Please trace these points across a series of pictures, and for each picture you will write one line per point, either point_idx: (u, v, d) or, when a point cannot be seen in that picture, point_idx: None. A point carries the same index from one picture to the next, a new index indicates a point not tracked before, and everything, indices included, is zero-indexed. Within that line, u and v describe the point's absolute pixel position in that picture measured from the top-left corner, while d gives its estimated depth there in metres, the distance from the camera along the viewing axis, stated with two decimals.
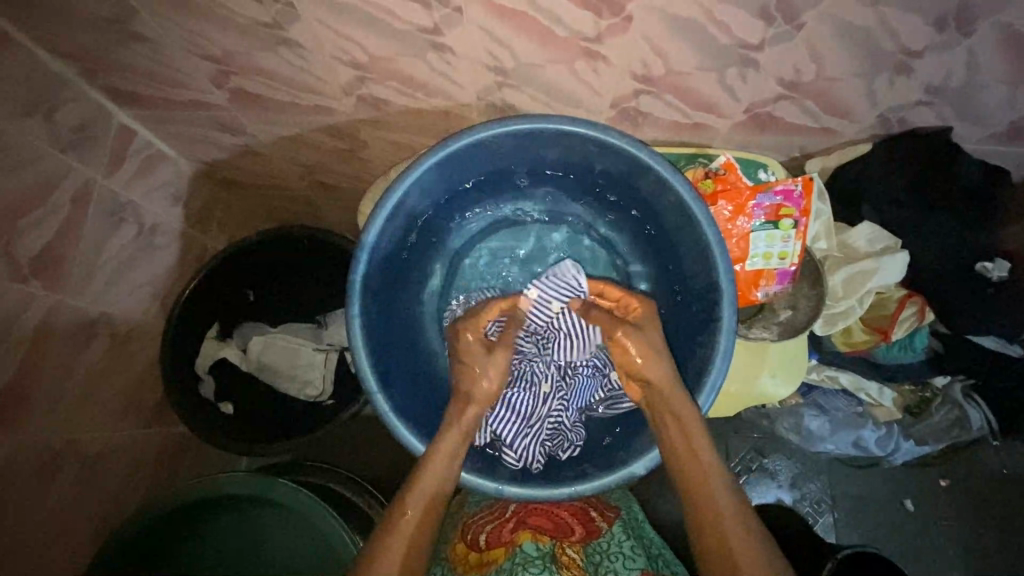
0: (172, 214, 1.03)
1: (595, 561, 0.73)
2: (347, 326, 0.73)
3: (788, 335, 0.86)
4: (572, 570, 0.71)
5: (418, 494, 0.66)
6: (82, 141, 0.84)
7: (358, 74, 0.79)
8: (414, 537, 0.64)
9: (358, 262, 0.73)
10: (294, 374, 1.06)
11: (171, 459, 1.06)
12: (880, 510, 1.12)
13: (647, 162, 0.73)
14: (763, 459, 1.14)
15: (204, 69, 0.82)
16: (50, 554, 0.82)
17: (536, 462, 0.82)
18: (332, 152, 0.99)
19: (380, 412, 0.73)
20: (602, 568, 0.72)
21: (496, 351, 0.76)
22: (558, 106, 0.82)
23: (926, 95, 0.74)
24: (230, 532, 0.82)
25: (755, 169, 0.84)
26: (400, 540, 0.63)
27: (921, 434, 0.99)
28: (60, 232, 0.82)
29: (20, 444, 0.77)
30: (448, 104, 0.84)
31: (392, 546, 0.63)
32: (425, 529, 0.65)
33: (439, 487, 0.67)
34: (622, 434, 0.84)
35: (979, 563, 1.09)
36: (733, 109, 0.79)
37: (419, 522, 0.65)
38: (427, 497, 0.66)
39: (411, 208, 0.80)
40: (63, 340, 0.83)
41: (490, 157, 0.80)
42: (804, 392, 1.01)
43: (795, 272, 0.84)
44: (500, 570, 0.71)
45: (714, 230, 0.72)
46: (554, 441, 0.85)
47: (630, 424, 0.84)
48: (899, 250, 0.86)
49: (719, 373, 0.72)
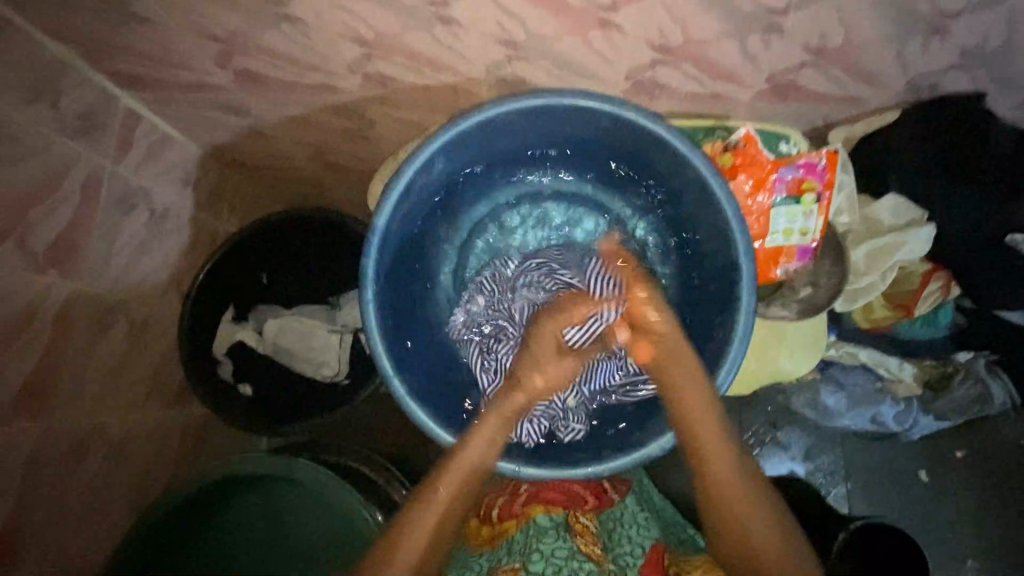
0: (181, 198, 1.02)
1: (609, 527, 0.74)
2: (361, 310, 0.73)
3: (807, 313, 0.84)
4: (586, 537, 0.71)
5: (462, 459, 0.68)
6: (88, 126, 0.83)
7: (363, 51, 0.77)
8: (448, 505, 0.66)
9: (371, 245, 0.73)
10: (310, 356, 1.07)
11: (192, 441, 1.07)
12: (894, 480, 1.12)
13: (663, 136, 0.71)
14: (775, 432, 1.12)
15: (205, 49, 0.80)
16: (74, 534, 0.84)
17: (531, 439, 0.81)
18: (339, 132, 0.97)
19: (396, 397, 0.72)
20: (616, 534, 0.72)
21: (567, 357, 0.76)
22: (572, 80, 0.79)
23: (959, 59, 0.71)
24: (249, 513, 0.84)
25: (776, 141, 0.81)
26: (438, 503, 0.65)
27: (942, 410, 0.97)
28: (73, 219, 0.81)
29: (46, 431, 0.79)
30: (456, 80, 0.81)
31: (428, 513, 0.65)
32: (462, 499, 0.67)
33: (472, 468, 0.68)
34: (634, 423, 0.82)
35: (992, 531, 1.09)
36: (754, 78, 0.76)
37: (452, 492, 0.66)
38: (457, 478, 0.67)
39: (422, 189, 0.79)
40: (82, 327, 0.84)
41: (497, 135, 0.78)
42: (821, 367, 1.00)
43: (816, 248, 0.82)
44: (513, 539, 0.71)
45: (733, 206, 0.70)
46: (551, 421, 0.84)
47: (640, 418, 0.83)
48: (926, 223, 0.84)
49: (738, 353, 0.71)
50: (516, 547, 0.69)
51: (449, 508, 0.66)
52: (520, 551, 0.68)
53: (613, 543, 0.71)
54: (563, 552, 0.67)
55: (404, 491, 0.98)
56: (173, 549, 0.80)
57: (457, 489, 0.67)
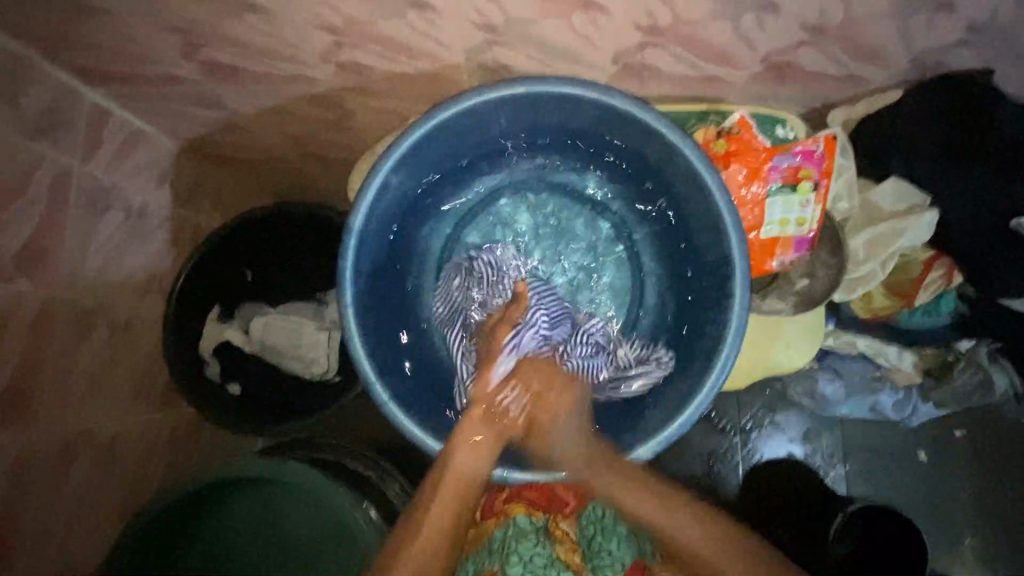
0: (159, 195, 0.99)
1: (589, 535, 0.73)
2: (340, 316, 0.71)
3: (804, 307, 0.82)
4: (565, 544, 0.71)
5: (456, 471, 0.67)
6: (53, 125, 0.79)
7: (334, 39, 0.73)
8: (445, 507, 0.65)
9: (349, 247, 0.70)
10: (298, 354, 1.04)
11: (184, 441, 1.07)
12: (894, 460, 1.10)
13: (653, 126, 0.68)
14: (774, 415, 1.10)
15: (169, 41, 0.76)
16: (64, 540, 0.83)
17: None
18: (319, 123, 0.93)
19: (379, 402, 0.71)
20: (597, 546, 0.71)
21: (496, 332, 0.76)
22: (555, 65, 0.75)
23: (966, 34, 0.67)
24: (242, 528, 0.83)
25: (772, 126, 0.77)
26: (440, 515, 0.64)
27: (940, 397, 0.96)
28: (42, 224, 0.79)
29: (29, 442, 0.77)
30: (435, 67, 0.77)
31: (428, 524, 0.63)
32: (459, 511, 0.65)
33: (466, 477, 0.67)
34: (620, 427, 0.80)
35: (992, 509, 1.07)
36: (749, 59, 0.71)
37: (450, 503, 0.65)
38: (453, 489, 0.66)
39: (401, 186, 0.76)
40: (60, 334, 0.82)
41: (478, 127, 0.75)
42: (819, 356, 0.98)
43: (814, 239, 0.78)
44: (493, 538, 0.71)
45: (726, 197, 0.67)
46: None
47: (624, 416, 0.81)
48: (928, 209, 0.81)
49: (730, 353, 0.68)
50: (497, 548, 0.70)
51: (452, 513, 0.65)
52: (499, 553, 0.69)
53: (593, 552, 0.71)
54: (542, 560, 0.68)
55: (398, 487, 0.96)
56: (176, 544, 0.81)
57: (461, 490, 0.66)
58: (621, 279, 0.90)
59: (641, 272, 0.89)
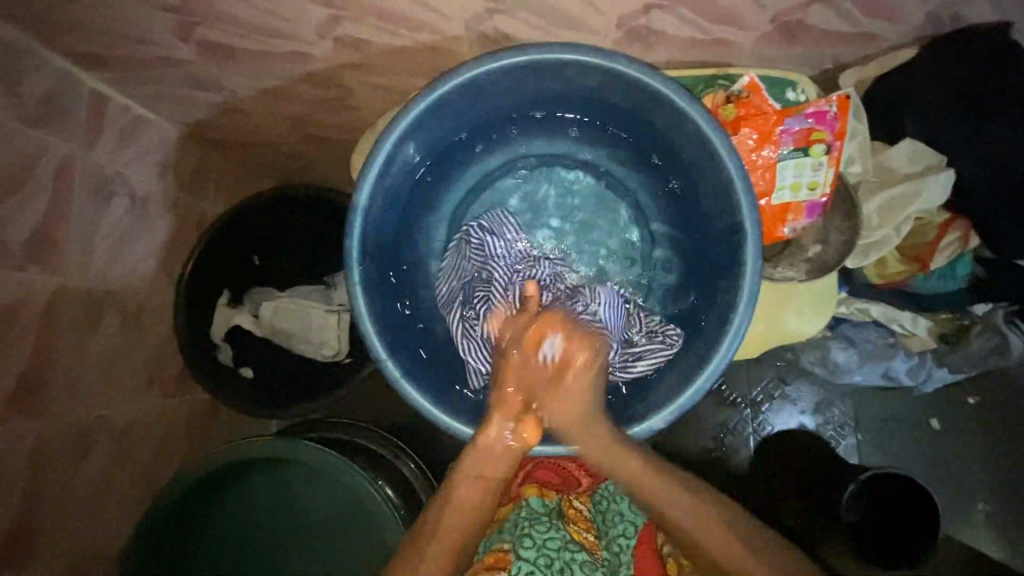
0: (162, 181, 0.98)
1: (602, 508, 0.74)
2: (348, 293, 0.70)
3: (816, 274, 0.80)
4: (578, 523, 0.72)
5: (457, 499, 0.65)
6: (51, 112, 0.78)
7: (331, 13, 0.71)
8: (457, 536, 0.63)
9: (354, 224, 0.69)
10: (308, 337, 1.04)
11: (199, 426, 1.08)
12: (905, 427, 1.09)
13: (662, 91, 0.66)
14: (785, 386, 1.10)
15: (163, 22, 0.75)
16: (84, 524, 0.86)
17: None
18: (318, 102, 0.91)
19: (390, 378, 0.71)
20: (609, 514, 0.73)
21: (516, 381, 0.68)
22: (559, 32, 0.73)
23: None
24: (257, 517, 0.85)
25: (783, 88, 0.75)
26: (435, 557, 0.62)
27: (954, 362, 0.94)
28: (47, 214, 0.78)
29: (45, 430, 0.78)
30: (435, 39, 0.75)
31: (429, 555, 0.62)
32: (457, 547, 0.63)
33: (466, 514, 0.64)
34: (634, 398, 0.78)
35: (1005, 476, 1.07)
36: (758, 19, 0.69)
37: (455, 528, 0.63)
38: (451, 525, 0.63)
39: (406, 161, 0.75)
40: (71, 324, 0.83)
41: (480, 98, 0.73)
42: (832, 325, 0.96)
43: (826, 203, 0.77)
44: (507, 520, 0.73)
45: (736, 160, 0.66)
46: None
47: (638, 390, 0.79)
48: (944, 169, 0.79)
49: (743, 321, 0.67)
50: (509, 530, 0.71)
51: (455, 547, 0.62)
52: (511, 533, 0.70)
53: (606, 526, 0.72)
54: (554, 543, 0.68)
55: (412, 464, 0.96)
56: (182, 539, 0.82)
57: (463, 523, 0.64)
58: (629, 246, 0.89)
59: (650, 241, 0.88)
